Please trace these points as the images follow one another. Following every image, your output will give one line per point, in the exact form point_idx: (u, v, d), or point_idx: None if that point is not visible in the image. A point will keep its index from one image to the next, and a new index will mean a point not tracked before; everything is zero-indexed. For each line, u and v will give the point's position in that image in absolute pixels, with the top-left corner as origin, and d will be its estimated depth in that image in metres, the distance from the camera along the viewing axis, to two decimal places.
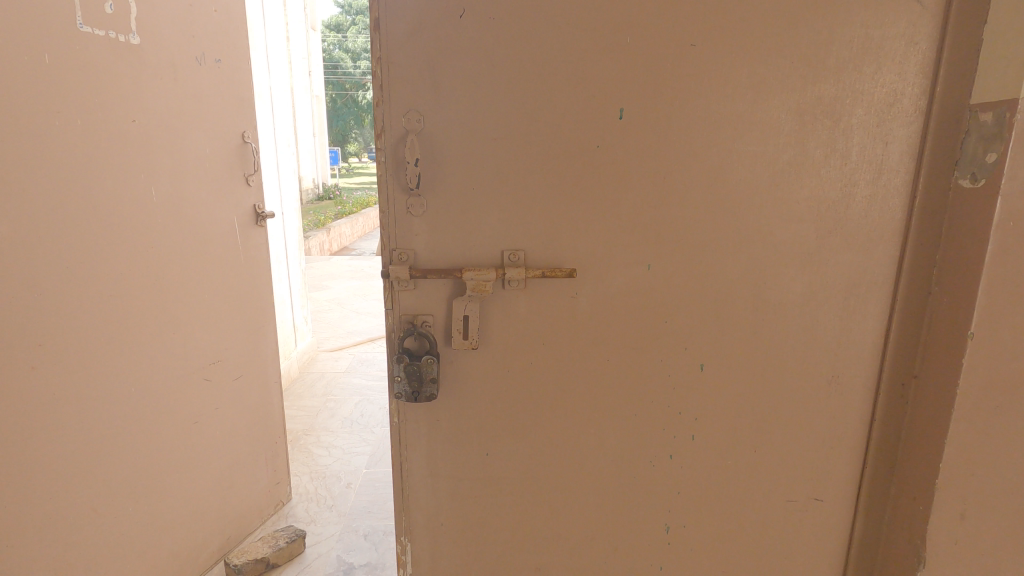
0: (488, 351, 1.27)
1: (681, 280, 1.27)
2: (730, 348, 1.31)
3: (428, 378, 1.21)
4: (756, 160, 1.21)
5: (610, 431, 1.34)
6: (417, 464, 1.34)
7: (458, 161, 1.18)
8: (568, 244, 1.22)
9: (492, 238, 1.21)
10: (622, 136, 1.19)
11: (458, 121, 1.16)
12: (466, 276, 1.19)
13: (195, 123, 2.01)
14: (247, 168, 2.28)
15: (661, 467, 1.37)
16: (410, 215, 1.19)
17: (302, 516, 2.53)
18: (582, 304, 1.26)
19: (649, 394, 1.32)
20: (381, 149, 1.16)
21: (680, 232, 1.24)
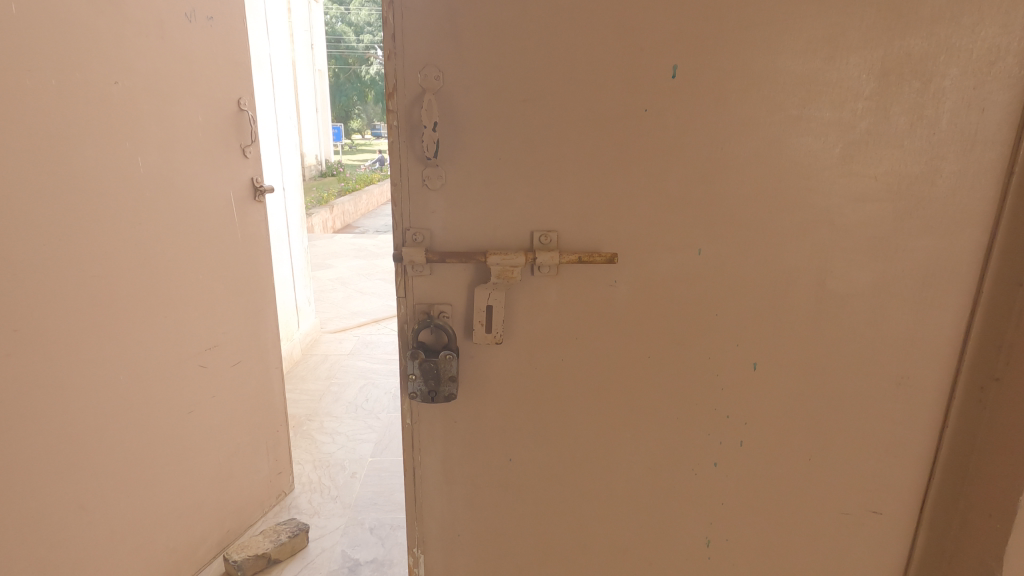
0: (512, 347, 1.12)
1: (734, 268, 1.10)
2: (786, 345, 1.15)
3: (446, 376, 1.08)
4: (829, 129, 1.04)
5: (648, 434, 1.20)
6: (432, 470, 1.20)
7: (482, 126, 1.01)
8: (608, 225, 1.06)
9: (520, 218, 1.05)
10: (674, 99, 1.01)
11: (483, 79, 0.99)
12: (491, 261, 1.03)
13: (187, 87, 1.82)
14: (242, 138, 2.09)
15: (703, 476, 1.23)
16: (426, 189, 1.03)
17: (305, 508, 2.42)
18: (622, 293, 1.11)
19: (692, 394, 1.18)
20: (392, 111, 0.99)
21: (736, 212, 1.07)
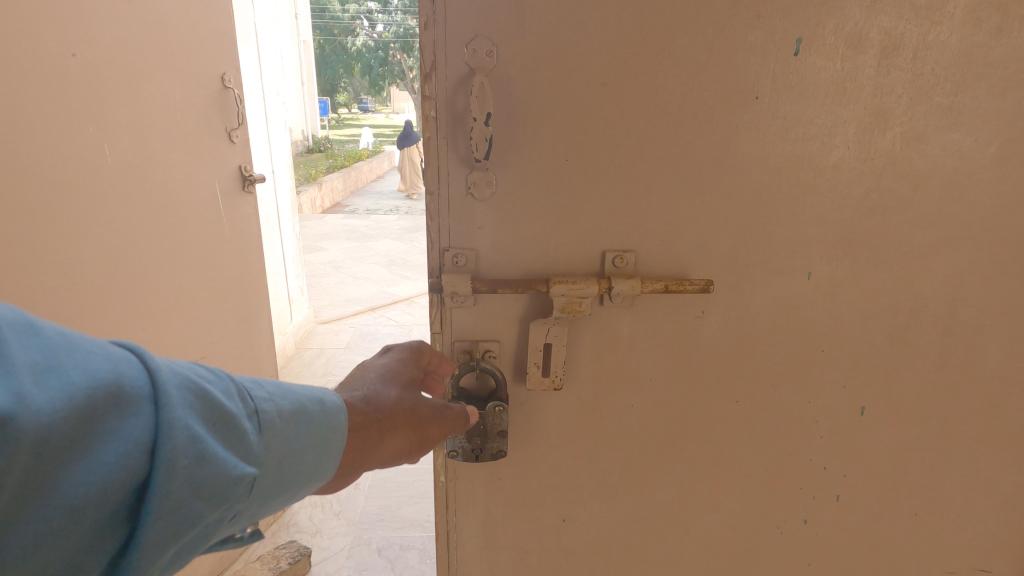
0: (572, 391, 0.92)
1: (849, 295, 0.89)
2: (903, 386, 0.95)
3: (494, 431, 0.87)
4: (981, 122, 0.82)
5: (730, 488, 1.00)
6: (470, 533, 0.99)
7: (547, 118, 0.77)
8: (697, 245, 0.85)
9: (590, 236, 0.83)
10: (794, 84, 0.79)
11: (550, 55, 0.75)
12: (555, 291, 0.82)
13: (162, 59, 1.55)
14: (228, 121, 1.83)
15: (792, 535, 1.03)
16: (472, 199, 0.80)
17: (305, 526, 2.19)
18: (709, 326, 0.90)
19: (785, 442, 0.98)
20: (429, 97, 0.76)
21: (856, 227, 0.86)
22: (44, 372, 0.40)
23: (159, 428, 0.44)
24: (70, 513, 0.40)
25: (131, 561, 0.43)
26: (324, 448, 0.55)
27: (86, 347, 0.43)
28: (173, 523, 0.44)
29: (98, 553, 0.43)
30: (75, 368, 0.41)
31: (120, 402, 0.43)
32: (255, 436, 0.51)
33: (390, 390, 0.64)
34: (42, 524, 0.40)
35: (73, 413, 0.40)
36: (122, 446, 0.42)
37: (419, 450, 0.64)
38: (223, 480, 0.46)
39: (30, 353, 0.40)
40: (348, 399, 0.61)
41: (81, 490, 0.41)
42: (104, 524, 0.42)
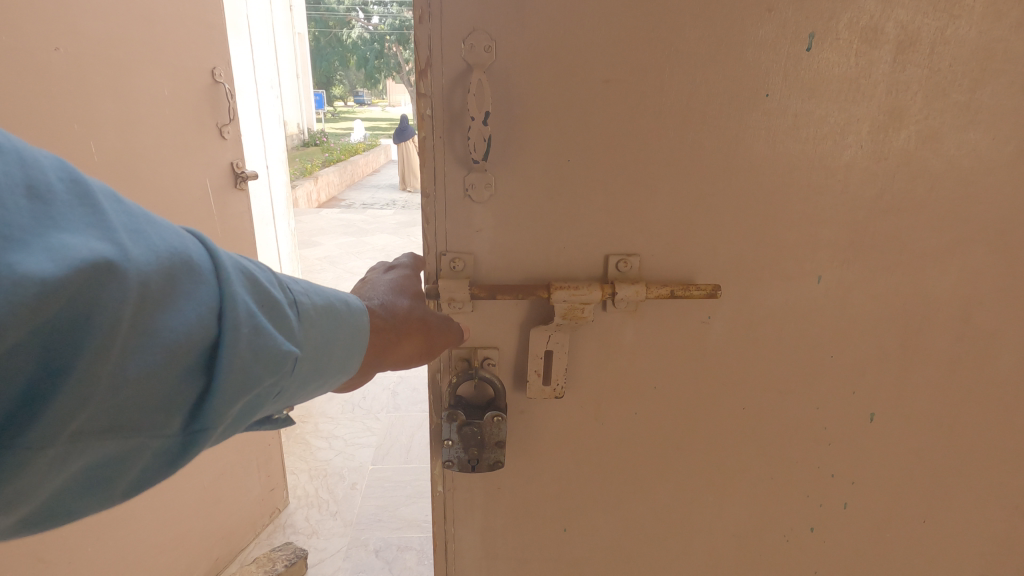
0: (574, 399, 0.89)
1: (860, 300, 0.87)
2: (915, 392, 0.92)
3: (491, 441, 0.84)
4: (998, 121, 0.80)
5: (735, 496, 0.98)
6: (469, 543, 0.97)
7: (548, 117, 0.74)
8: (704, 248, 0.82)
9: (593, 239, 0.80)
10: (805, 81, 0.76)
11: (552, 51, 0.72)
12: (556, 297, 0.79)
13: (150, 53, 1.50)
14: (219, 116, 1.78)
15: (798, 544, 1.01)
16: (470, 201, 0.77)
17: (302, 527, 2.16)
18: (715, 332, 0.87)
19: (793, 450, 0.95)
20: (425, 95, 0.73)
21: (868, 230, 0.83)
22: (137, 237, 0.46)
23: (228, 299, 0.51)
24: (164, 356, 0.48)
25: (207, 406, 0.51)
26: (352, 340, 0.64)
27: (162, 225, 0.49)
28: (241, 379, 0.52)
29: (178, 395, 0.50)
30: (158, 237, 0.48)
31: (195, 271, 0.49)
32: (298, 320, 0.58)
33: (402, 301, 0.70)
34: (142, 363, 0.47)
35: (162, 273, 0.47)
36: (200, 308, 0.49)
37: (430, 352, 0.72)
38: (277, 350, 0.54)
39: (120, 218, 0.46)
40: (366, 305, 0.67)
41: (172, 338, 0.48)
42: (187, 371, 0.50)
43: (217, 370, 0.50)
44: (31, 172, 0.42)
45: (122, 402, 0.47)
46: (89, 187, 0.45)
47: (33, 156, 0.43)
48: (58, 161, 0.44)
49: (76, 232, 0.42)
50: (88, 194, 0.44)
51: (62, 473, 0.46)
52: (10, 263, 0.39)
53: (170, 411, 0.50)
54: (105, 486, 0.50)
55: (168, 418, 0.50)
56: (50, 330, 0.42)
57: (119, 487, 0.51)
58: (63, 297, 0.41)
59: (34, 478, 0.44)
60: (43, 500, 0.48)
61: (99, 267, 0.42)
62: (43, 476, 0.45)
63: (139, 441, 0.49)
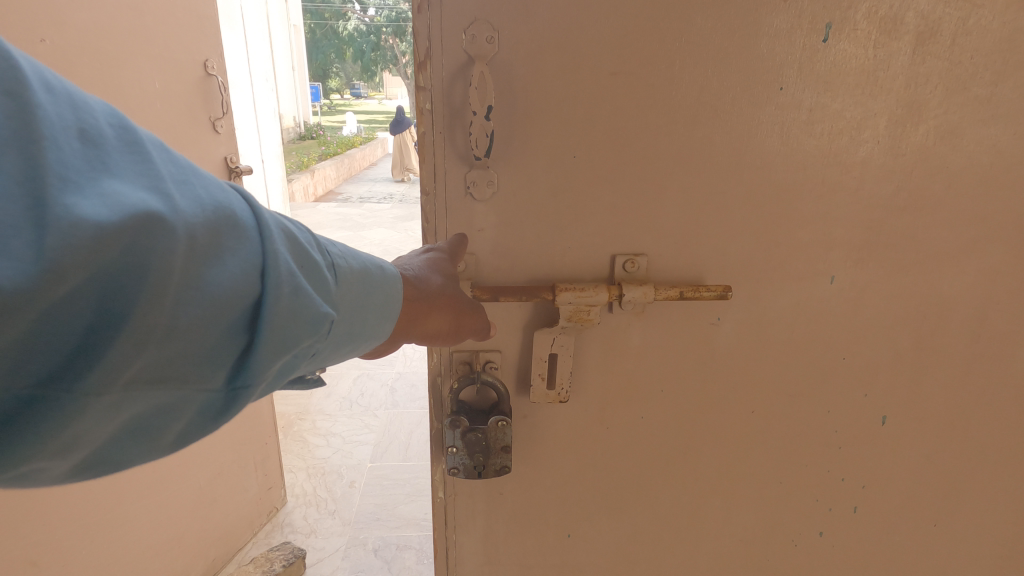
0: (579, 403, 0.86)
1: (874, 300, 0.84)
2: (928, 394, 0.90)
3: (497, 446, 0.81)
4: (1016, 117, 0.77)
5: (743, 501, 0.95)
6: (471, 549, 0.94)
7: (552, 111, 0.71)
8: (714, 248, 0.79)
9: (599, 238, 0.77)
10: (821, 74, 0.73)
11: (557, 42, 0.69)
12: (562, 299, 0.76)
13: (140, 44, 1.45)
14: (212, 110, 1.74)
15: (807, 548, 0.98)
16: (471, 199, 0.74)
17: (300, 526, 2.14)
18: (724, 334, 0.84)
19: (803, 453, 0.93)
20: (424, 88, 0.69)
21: (883, 228, 0.80)
22: (182, 185, 0.43)
23: (271, 254, 0.47)
24: (211, 308, 0.44)
25: (250, 363, 0.47)
26: (392, 305, 0.60)
27: (206, 175, 0.46)
28: (284, 337, 0.48)
29: (220, 353, 0.46)
30: (204, 188, 0.44)
31: (242, 223, 0.46)
32: (339, 283, 0.54)
33: (434, 279, 0.67)
34: (190, 315, 0.43)
35: (208, 223, 0.43)
36: (245, 261, 0.45)
37: (458, 333, 0.69)
38: (320, 312, 0.50)
39: (166, 164, 0.43)
40: (401, 273, 0.64)
41: (218, 290, 0.44)
42: (232, 327, 0.46)
43: (262, 327, 0.46)
44: (80, 113, 0.39)
45: (169, 355, 0.43)
46: (135, 132, 0.42)
47: (82, 100, 0.40)
48: (107, 108, 0.42)
49: (124, 177, 0.39)
50: (134, 140, 0.41)
51: (103, 428, 0.42)
52: (60, 204, 0.36)
53: (213, 367, 0.46)
54: (147, 444, 0.46)
55: (211, 373, 0.46)
56: (99, 276, 0.38)
57: (160, 443, 0.47)
58: (115, 244, 0.38)
59: (78, 431, 0.41)
60: (81, 457, 0.44)
61: (149, 211, 0.39)
62: (87, 429, 0.41)
63: (182, 396, 0.45)
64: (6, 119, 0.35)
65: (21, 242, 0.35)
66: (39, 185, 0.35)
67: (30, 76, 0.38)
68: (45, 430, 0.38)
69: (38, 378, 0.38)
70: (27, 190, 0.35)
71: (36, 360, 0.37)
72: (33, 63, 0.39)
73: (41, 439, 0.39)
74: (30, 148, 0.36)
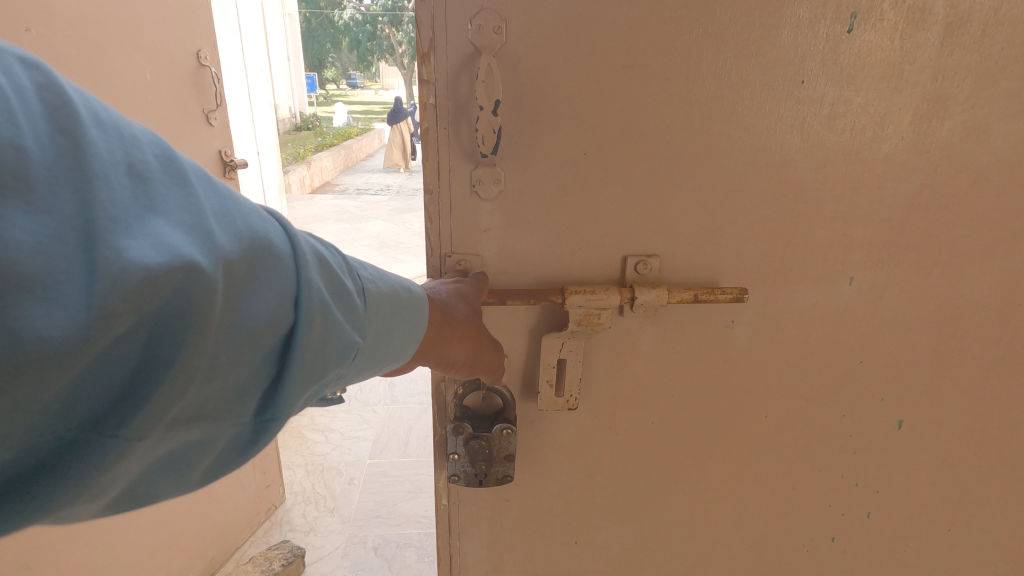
0: (587, 408, 0.83)
1: (893, 303, 0.81)
2: (946, 398, 0.87)
3: (500, 455, 0.78)
4: None
5: (755, 507, 0.93)
6: (475, 556, 0.92)
7: (563, 105, 0.67)
8: (729, 249, 0.76)
9: (611, 239, 0.74)
10: (845, 67, 0.70)
11: (568, 32, 0.65)
12: (571, 302, 0.73)
13: (130, 33, 1.40)
14: (206, 102, 1.69)
15: (819, 554, 0.96)
16: (477, 198, 0.71)
17: (299, 524, 2.12)
18: (738, 337, 0.81)
19: (818, 459, 0.90)
20: (428, 81, 0.66)
21: (905, 228, 0.77)
22: (223, 217, 0.42)
23: (306, 284, 0.46)
24: (248, 344, 0.43)
25: (280, 398, 0.46)
26: (416, 327, 0.58)
27: (247, 202, 0.45)
28: (314, 369, 0.47)
29: (253, 388, 0.45)
30: (243, 218, 0.43)
31: (280, 253, 0.45)
32: (369, 308, 0.53)
33: (461, 307, 0.66)
34: (226, 352, 0.42)
35: (245, 256, 0.42)
36: (281, 293, 0.44)
37: (474, 363, 0.68)
38: (350, 341, 0.49)
39: (207, 196, 0.42)
40: (429, 298, 0.62)
41: (254, 326, 0.43)
42: (265, 361, 0.45)
43: (294, 361, 0.46)
44: (127, 147, 0.38)
45: (205, 393, 0.42)
46: (181, 164, 0.41)
47: (130, 132, 0.39)
48: (153, 138, 0.41)
49: (168, 215, 0.38)
50: (180, 172, 0.40)
51: (138, 467, 0.42)
52: (111, 247, 0.35)
53: (246, 400, 0.45)
54: (179, 476, 0.46)
55: (243, 407, 0.46)
56: (146, 319, 0.38)
57: (191, 476, 0.47)
58: (161, 289, 0.37)
59: (114, 475, 0.40)
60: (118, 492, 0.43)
61: (192, 252, 0.38)
62: (125, 469, 0.40)
63: (214, 432, 0.45)
64: (58, 159, 0.35)
65: (70, 289, 0.34)
66: (91, 229, 0.35)
67: (81, 110, 0.37)
68: (82, 477, 0.38)
69: (78, 421, 0.37)
70: (77, 233, 0.35)
71: (77, 403, 0.37)
72: (84, 94, 0.38)
73: (81, 484, 0.38)
74: (80, 189, 0.35)
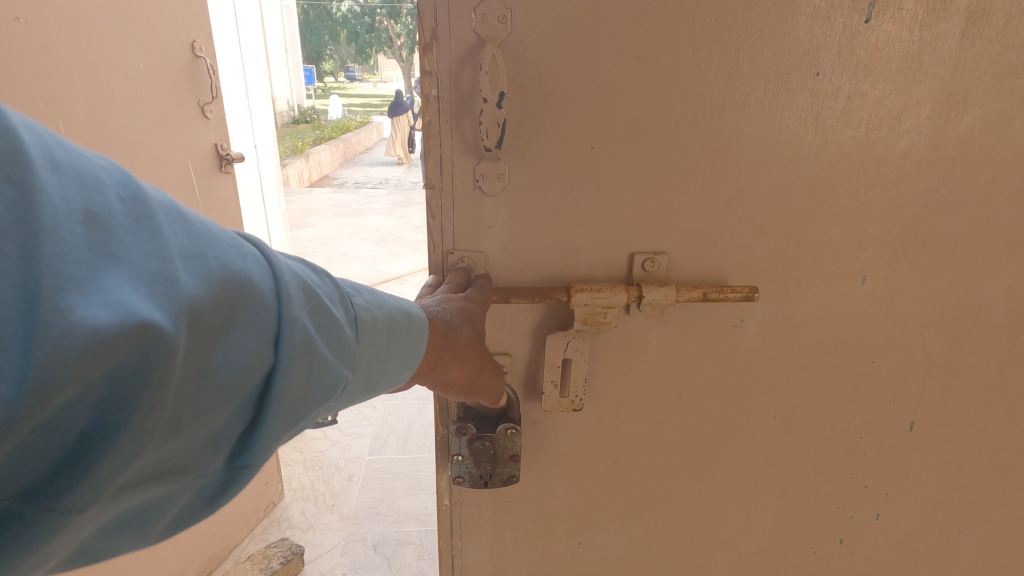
0: (592, 408, 0.81)
1: (906, 302, 0.79)
2: (958, 400, 0.85)
3: (505, 455, 0.77)
4: None
5: (761, 509, 0.91)
6: (477, 556, 0.90)
7: (569, 98, 0.65)
8: (739, 246, 0.74)
9: (617, 236, 0.72)
10: (861, 59, 0.67)
11: (575, 22, 0.62)
12: (577, 301, 0.70)
13: (122, 23, 1.36)
14: (201, 94, 1.65)
15: (826, 556, 0.95)
16: (480, 193, 0.68)
17: (297, 521, 2.10)
18: (747, 337, 0.79)
19: (826, 461, 0.88)
20: (430, 72, 0.64)
21: (919, 225, 0.75)
22: (193, 260, 0.40)
23: (286, 324, 0.44)
24: (219, 392, 0.42)
25: (256, 442, 0.45)
26: (408, 355, 0.56)
27: (223, 238, 0.43)
28: (292, 412, 0.47)
29: (225, 434, 0.44)
30: (216, 259, 0.41)
31: (257, 293, 0.43)
32: (356, 341, 0.51)
33: (465, 329, 0.64)
34: (195, 402, 0.41)
35: (217, 300, 0.41)
36: (256, 337, 0.43)
37: (473, 387, 0.66)
38: (334, 377, 0.48)
39: (178, 239, 0.40)
40: (431, 322, 0.60)
41: (226, 373, 0.42)
42: (239, 406, 0.44)
43: (269, 406, 0.45)
44: (86, 193, 0.36)
45: (175, 442, 0.41)
46: (147, 205, 0.39)
47: (92, 173, 0.37)
48: (119, 176, 0.39)
49: (130, 264, 0.37)
50: (147, 214, 0.38)
51: (100, 520, 0.41)
52: (57, 308, 0.33)
53: (217, 446, 0.45)
54: (146, 522, 0.45)
55: (214, 452, 0.45)
56: (105, 376, 0.36)
57: (159, 522, 0.46)
58: (119, 349, 0.35)
59: (74, 530, 0.39)
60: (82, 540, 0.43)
61: (152, 307, 0.36)
62: (85, 524, 0.39)
63: (182, 479, 0.44)
64: (7, 213, 0.33)
65: (18, 352, 0.33)
66: (38, 289, 0.33)
67: (36, 155, 0.35)
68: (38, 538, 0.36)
69: (33, 482, 0.36)
70: (25, 294, 0.33)
71: (31, 465, 0.35)
72: (41, 134, 0.36)
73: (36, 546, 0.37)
74: (30, 244, 0.33)
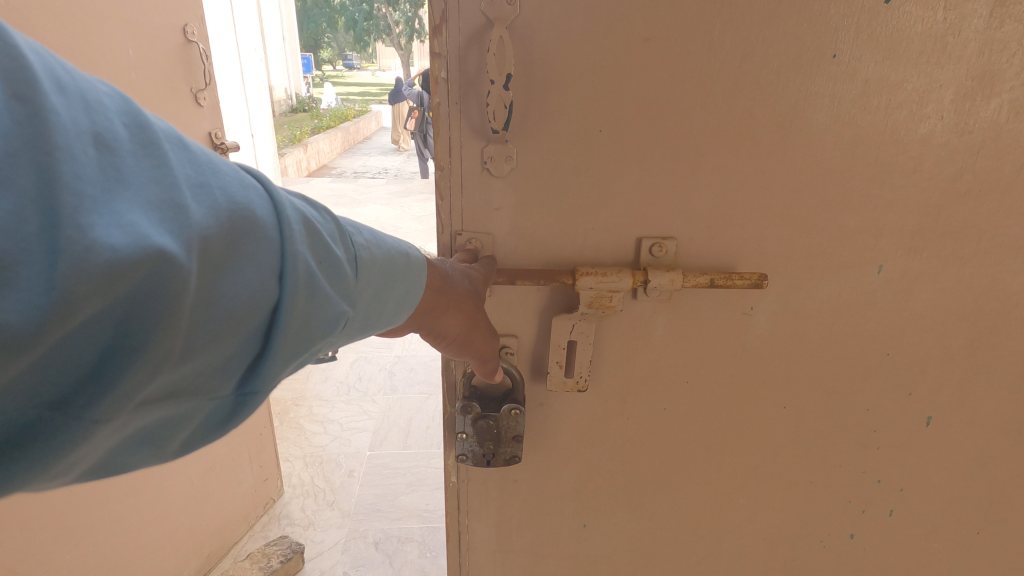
0: (597, 395, 0.79)
1: (926, 293, 0.76)
2: (977, 395, 0.83)
3: (509, 435, 0.74)
4: None
5: (771, 502, 0.88)
6: (483, 537, 0.88)
7: (577, 78, 0.61)
8: (752, 231, 0.70)
9: (625, 219, 0.68)
10: (884, 37, 0.63)
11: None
12: (581, 284, 0.68)
13: (111, 6, 1.32)
14: (194, 81, 1.61)
15: (837, 551, 0.92)
16: (488, 175, 0.65)
17: (297, 518, 2.09)
18: (758, 326, 0.76)
19: (839, 456, 0.86)
20: (439, 55, 0.60)
21: (941, 214, 0.72)
22: (199, 188, 0.40)
23: (289, 257, 0.44)
24: (228, 322, 0.42)
25: (263, 371, 0.46)
26: (407, 295, 0.56)
27: (226, 170, 0.42)
28: (294, 343, 0.47)
29: (233, 362, 0.44)
30: (221, 189, 0.41)
31: (262, 225, 0.43)
32: (358, 279, 0.51)
33: (461, 280, 0.62)
34: (204, 329, 0.41)
35: (223, 229, 0.40)
36: (262, 268, 0.43)
37: (465, 343, 0.63)
38: (338, 311, 0.48)
39: (183, 166, 0.40)
40: (430, 262, 0.59)
41: (233, 302, 0.42)
42: (246, 336, 0.44)
43: (277, 335, 0.45)
44: (93, 116, 0.36)
45: (183, 369, 0.41)
46: (152, 132, 0.38)
47: (96, 97, 0.37)
48: (122, 102, 0.38)
49: (139, 188, 0.36)
50: (152, 141, 0.38)
51: (111, 440, 0.41)
52: (77, 226, 0.33)
53: (225, 374, 0.45)
54: (155, 445, 0.45)
55: (223, 379, 0.45)
56: (119, 300, 0.36)
57: (167, 445, 0.46)
58: (134, 273, 0.35)
59: (84, 450, 0.39)
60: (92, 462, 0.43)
61: (164, 230, 0.36)
62: (98, 443, 0.39)
63: (191, 404, 0.44)
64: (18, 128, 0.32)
65: (36, 270, 0.32)
66: (55, 206, 0.33)
67: (43, 76, 0.34)
68: (50, 456, 0.36)
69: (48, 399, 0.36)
70: (43, 209, 0.33)
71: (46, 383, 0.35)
72: (44, 55, 0.36)
73: (51, 461, 0.37)
74: (43, 162, 0.33)
